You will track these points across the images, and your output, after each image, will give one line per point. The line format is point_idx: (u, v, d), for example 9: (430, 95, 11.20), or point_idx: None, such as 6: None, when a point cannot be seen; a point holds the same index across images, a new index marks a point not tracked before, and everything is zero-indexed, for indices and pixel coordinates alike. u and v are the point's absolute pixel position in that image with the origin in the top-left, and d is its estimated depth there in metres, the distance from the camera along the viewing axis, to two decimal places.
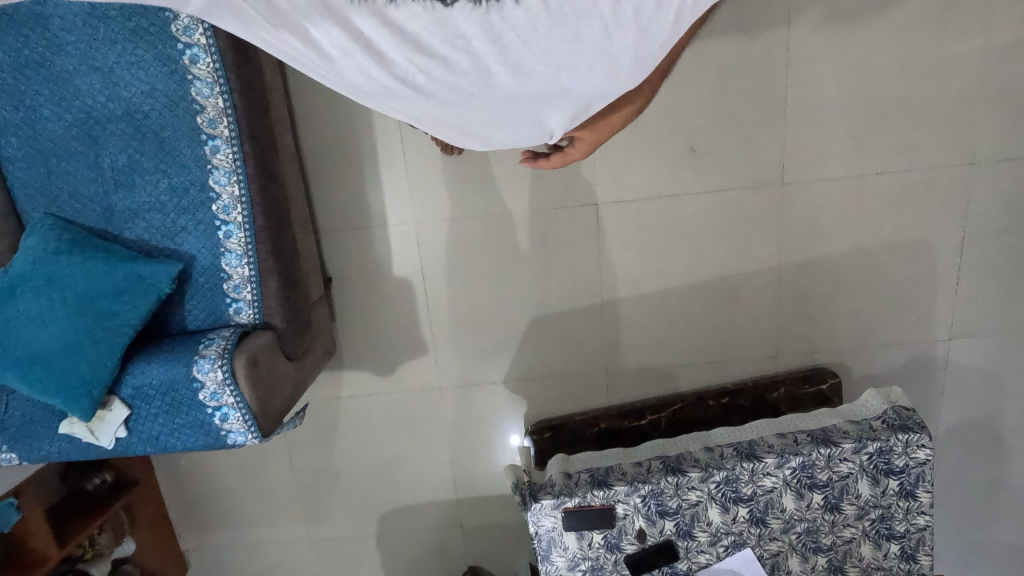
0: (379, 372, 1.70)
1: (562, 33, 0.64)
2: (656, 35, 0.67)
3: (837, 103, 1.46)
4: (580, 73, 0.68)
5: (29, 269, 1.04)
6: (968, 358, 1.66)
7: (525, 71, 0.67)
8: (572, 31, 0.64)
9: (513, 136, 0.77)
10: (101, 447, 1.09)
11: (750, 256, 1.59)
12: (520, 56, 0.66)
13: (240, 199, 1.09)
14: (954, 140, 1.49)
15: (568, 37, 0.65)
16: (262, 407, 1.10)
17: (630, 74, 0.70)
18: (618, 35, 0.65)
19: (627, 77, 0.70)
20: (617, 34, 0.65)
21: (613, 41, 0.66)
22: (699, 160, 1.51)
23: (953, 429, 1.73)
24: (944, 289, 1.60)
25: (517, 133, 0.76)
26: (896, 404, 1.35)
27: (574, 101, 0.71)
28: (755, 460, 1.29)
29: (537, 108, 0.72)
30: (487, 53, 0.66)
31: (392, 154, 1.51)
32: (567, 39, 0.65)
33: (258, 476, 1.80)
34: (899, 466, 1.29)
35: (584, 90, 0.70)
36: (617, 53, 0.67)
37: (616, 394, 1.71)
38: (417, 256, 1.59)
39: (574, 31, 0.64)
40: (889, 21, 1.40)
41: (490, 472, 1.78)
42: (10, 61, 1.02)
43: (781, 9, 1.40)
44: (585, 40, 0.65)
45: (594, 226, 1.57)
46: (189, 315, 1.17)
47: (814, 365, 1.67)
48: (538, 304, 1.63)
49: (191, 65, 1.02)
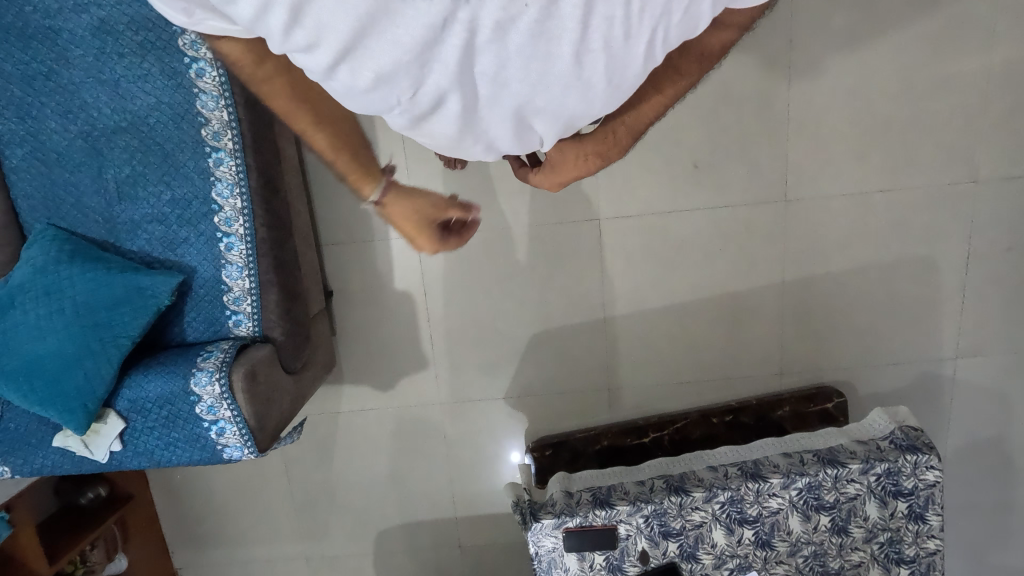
0: (378, 386, 1.68)
1: (528, 50, 0.48)
2: (632, 62, 0.52)
3: (840, 121, 1.47)
4: (549, 98, 0.52)
5: (30, 280, 1.04)
6: (975, 378, 1.64)
7: (494, 88, 0.51)
8: (543, 49, 0.49)
9: (479, 154, 0.62)
10: (95, 460, 1.08)
11: (754, 273, 1.58)
12: (487, 69, 0.49)
13: (242, 212, 1.09)
14: (957, 159, 1.49)
15: (537, 56, 0.49)
16: (259, 422, 1.09)
17: (603, 104, 0.55)
18: (591, 59, 0.50)
19: (599, 105, 0.55)
20: (587, 59, 0.50)
21: (585, 67, 0.51)
22: (702, 176, 1.51)
23: (961, 450, 1.70)
24: (950, 308, 1.59)
25: (484, 152, 0.61)
26: (904, 424, 1.33)
27: (549, 123, 0.56)
28: (761, 480, 1.26)
29: (509, 129, 0.56)
30: (442, 62, 0.48)
31: (396, 168, 1.51)
32: (537, 59, 0.49)
33: (254, 492, 1.77)
34: (908, 487, 1.26)
35: (559, 113, 0.55)
36: (589, 79, 0.52)
37: (618, 411, 1.69)
38: (419, 270, 1.59)
39: (544, 50, 0.49)
40: (890, 40, 1.41)
41: (490, 489, 1.75)
42: (18, 74, 1.03)
43: (784, 28, 1.41)
44: (557, 60, 0.50)
45: (597, 241, 1.56)
46: (188, 327, 1.16)
47: (819, 383, 1.65)
48: (540, 319, 1.62)
49: (197, 78, 1.03)
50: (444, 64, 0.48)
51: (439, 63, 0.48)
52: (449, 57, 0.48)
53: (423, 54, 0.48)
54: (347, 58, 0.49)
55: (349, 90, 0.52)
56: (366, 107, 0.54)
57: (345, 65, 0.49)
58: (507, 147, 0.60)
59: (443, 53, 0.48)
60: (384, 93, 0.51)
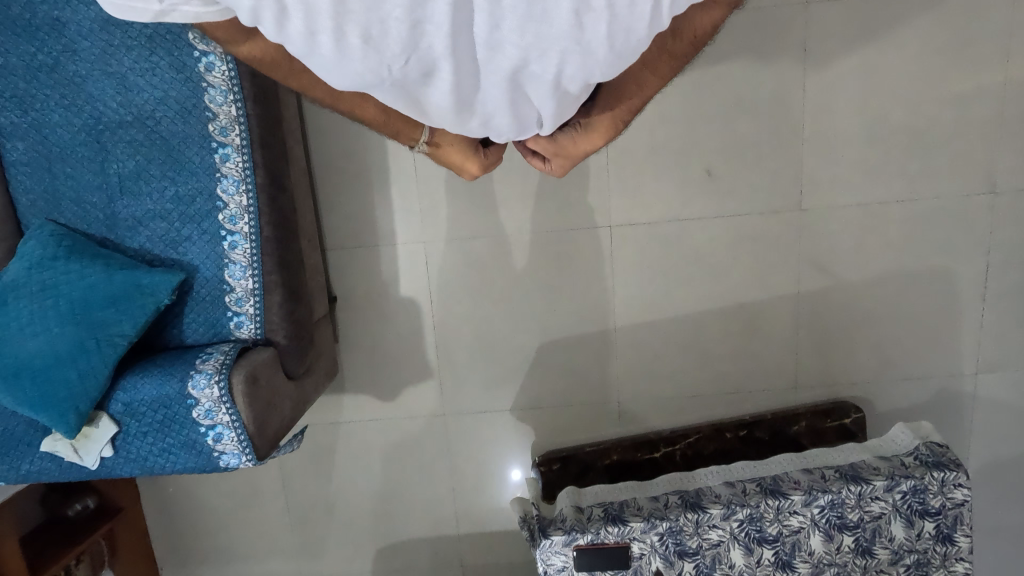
0: (381, 396, 1.63)
1: (523, 7, 0.46)
2: (639, 25, 0.48)
3: (854, 130, 1.45)
4: (548, 63, 0.49)
5: (25, 276, 1.00)
6: (996, 395, 1.59)
7: (490, 50, 0.48)
8: (541, 7, 0.46)
9: (475, 130, 0.59)
10: (84, 467, 1.02)
11: (767, 283, 1.54)
12: (482, 31, 0.47)
13: (248, 209, 1.06)
14: (974, 169, 1.46)
15: (534, 13, 0.46)
16: (258, 428, 1.04)
17: (605, 71, 0.52)
18: (591, 18, 0.47)
19: (600, 73, 0.52)
20: (588, 19, 0.47)
21: (586, 28, 0.48)
22: (715, 184, 1.48)
23: (982, 469, 1.64)
24: (968, 321, 1.55)
25: (479, 128, 0.58)
26: (928, 440, 1.28)
27: (548, 93, 0.53)
28: (781, 496, 1.21)
29: (505, 101, 0.53)
30: (434, 23, 0.46)
31: (403, 172, 1.49)
32: (534, 18, 0.47)
33: (250, 506, 1.71)
34: (935, 506, 1.21)
35: (557, 81, 0.51)
36: (590, 41, 0.48)
37: (628, 424, 1.64)
38: (424, 277, 1.55)
39: (542, 7, 0.46)
40: (904, 50, 1.40)
41: (494, 505, 1.68)
42: (23, 66, 1.01)
43: (797, 36, 1.40)
44: (555, 18, 0.47)
45: (607, 248, 1.53)
46: (187, 328, 1.11)
47: (835, 398, 1.60)
48: (549, 329, 1.58)
49: (206, 72, 1.01)
50: (436, 24, 0.46)
51: (430, 24, 0.46)
52: (441, 16, 0.45)
53: (413, 14, 0.45)
54: (331, 24, 0.46)
55: (333, 61, 0.48)
56: (349, 79, 0.50)
57: (328, 31, 0.46)
58: (505, 124, 0.57)
59: (434, 13, 0.45)
60: (371, 62, 0.48)
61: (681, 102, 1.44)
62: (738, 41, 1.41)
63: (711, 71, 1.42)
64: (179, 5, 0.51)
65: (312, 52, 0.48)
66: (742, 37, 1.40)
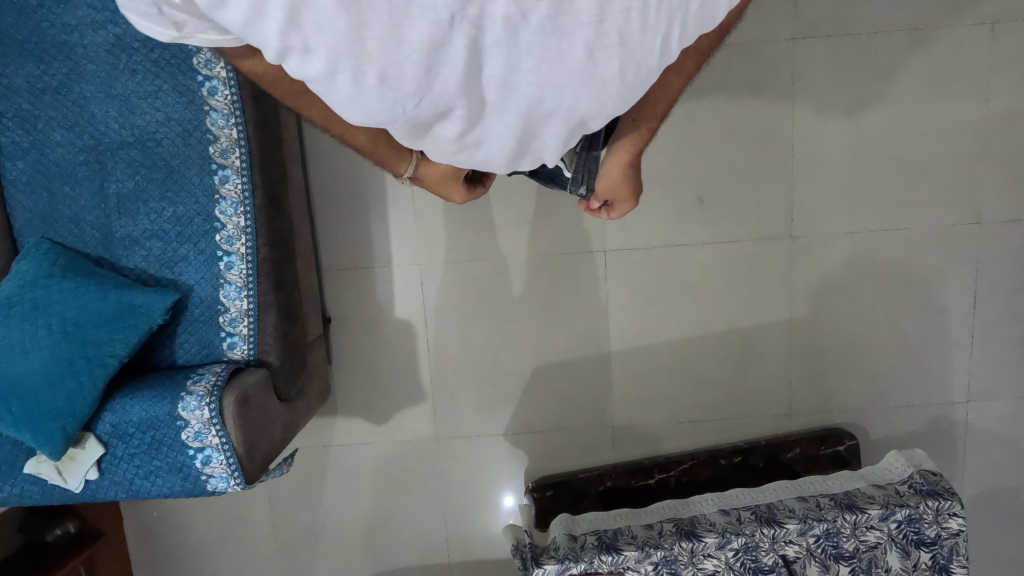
0: (373, 419, 1.61)
1: (539, 48, 0.48)
2: (647, 58, 0.51)
3: (841, 161, 1.49)
4: (561, 101, 0.51)
5: (18, 295, 0.99)
6: (988, 423, 1.60)
7: (505, 90, 0.50)
8: (556, 48, 0.48)
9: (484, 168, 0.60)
10: (67, 490, 1.00)
11: (761, 308, 1.55)
12: (497, 71, 0.49)
13: (245, 230, 1.07)
14: (959, 200, 1.50)
15: (550, 54, 0.48)
16: (248, 451, 1.03)
17: (617, 106, 0.53)
18: (603, 56, 0.49)
19: (613, 110, 0.54)
20: (601, 56, 0.49)
21: (598, 63, 0.50)
22: (707, 211, 1.51)
23: (978, 498, 1.63)
24: (958, 349, 1.57)
25: (491, 165, 0.59)
26: (922, 468, 1.27)
27: (560, 129, 0.54)
28: (776, 525, 1.20)
29: (515, 137, 0.54)
30: (450, 64, 0.47)
31: (400, 195, 1.51)
32: (549, 59, 0.49)
33: (236, 533, 1.67)
34: (931, 536, 1.20)
35: (568, 117, 0.53)
36: (601, 78, 0.50)
37: (622, 450, 1.62)
38: (420, 299, 1.55)
39: (556, 49, 0.48)
40: (888, 86, 1.45)
41: (486, 532, 1.65)
42: (27, 87, 1.02)
43: (787, 69, 1.44)
44: (569, 57, 0.49)
45: (601, 274, 1.54)
46: (179, 348, 1.11)
47: (829, 425, 1.60)
48: (542, 353, 1.58)
49: (209, 96, 1.03)
50: (452, 67, 0.48)
51: (446, 67, 0.48)
52: (457, 58, 0.47)
53: (430, 57, 0.47)
54: (350, 64, 0.47)
55: (351, 99, 0.49)
56: (364, 117, 0.51)
57: (347, 71, 0.47)
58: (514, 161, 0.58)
59: (451, 55, 0.47)
60: (386, 100, 0.49)
61: (673, 132, 1.48)
62: (729, 74, 1.45)
63: (702, 104, 1.46)
64: (198, 32, 0.53)
65: (328, 89, 0.49)
66: (732, 71, 1.44)
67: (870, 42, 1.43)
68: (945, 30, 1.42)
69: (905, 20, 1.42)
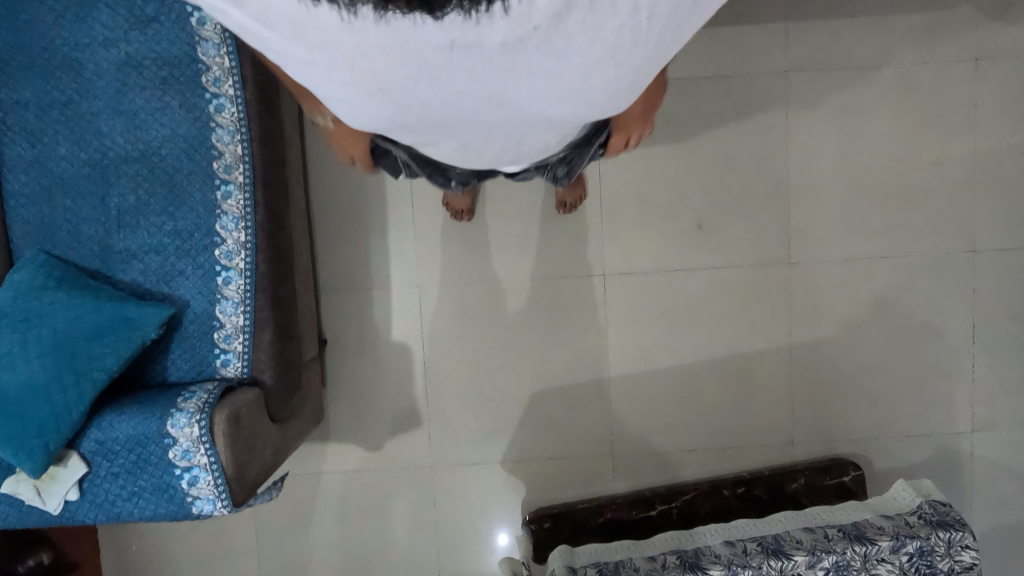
0: (367, 445, 1.57)
1: (537, 73, 0.45)
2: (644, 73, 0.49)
3: (835, 189, 1.51)
4: (559, 112, 0.51)
5: (11, 306, 0.98)
6: (994, 454, 1.57)
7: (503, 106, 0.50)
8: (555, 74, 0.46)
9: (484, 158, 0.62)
10: (45, 512, 0.96)
11: (761, 334, 1.55)
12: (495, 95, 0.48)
13: (245, 245, 1.07)
14: (953, 229, 1.52)
15: (549, 78, 0.46)
16: (237, 472, 0.99)
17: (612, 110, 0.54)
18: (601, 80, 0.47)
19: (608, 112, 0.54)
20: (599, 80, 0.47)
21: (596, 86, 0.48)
22: (706, 236, 1.52)
23: (988, 534, 1.58)
24: (960, 378, 1.55)
25: (492, 156, 0.61)
26: (930, 499, 1.25)
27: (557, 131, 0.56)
28: (784, 557, 1.15)
29: (514, 137, 0.56)
30: (449, 86, 0.46)
31: (401, 217, 1.51)
32: (548, 82, 0.47)
33: (219, 566, 1.59)
34: (944, 570, 1.16)
35: (568, 122, 0.53)
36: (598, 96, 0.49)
37: (623, 480, 1.58)
38: (418, 322, 1.54)
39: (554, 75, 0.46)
40: (879, 118, 1.49)
41: (481, 567, 1.59)
42: (36, 101, 1.03)
43: (781, 100, 1.49)
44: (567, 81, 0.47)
45: (600, 297, 1.54)
46: (171, 365, 1.08)
47: (833, 455, 1.57)
48: (541, 377, 1.55)
49: (215, 113, 1.04)
50: (451, 87, 0.46)
51: (446, 88, 0.46)
52: (456, 82, 0.46)
53: (428, 79, 0.45)
54: (350, 78, 0.46)
55: (354, 105, 0.50)
56: (370, 119, 0.52)
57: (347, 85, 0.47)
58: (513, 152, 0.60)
59: (450, 78, 0.45)
60: (389, 110, 0.50)
61: (670, 158, 1.50)
62: (725, 104, 1.49)
63: (699, 132, 1.49)
64: None
65: (331, 94, 0.49)
66: (728, 101, 1.49)
67: (860, 76, 1.48)
68: (931, 67, 1.48)
69: (892, 55, 1.47)
